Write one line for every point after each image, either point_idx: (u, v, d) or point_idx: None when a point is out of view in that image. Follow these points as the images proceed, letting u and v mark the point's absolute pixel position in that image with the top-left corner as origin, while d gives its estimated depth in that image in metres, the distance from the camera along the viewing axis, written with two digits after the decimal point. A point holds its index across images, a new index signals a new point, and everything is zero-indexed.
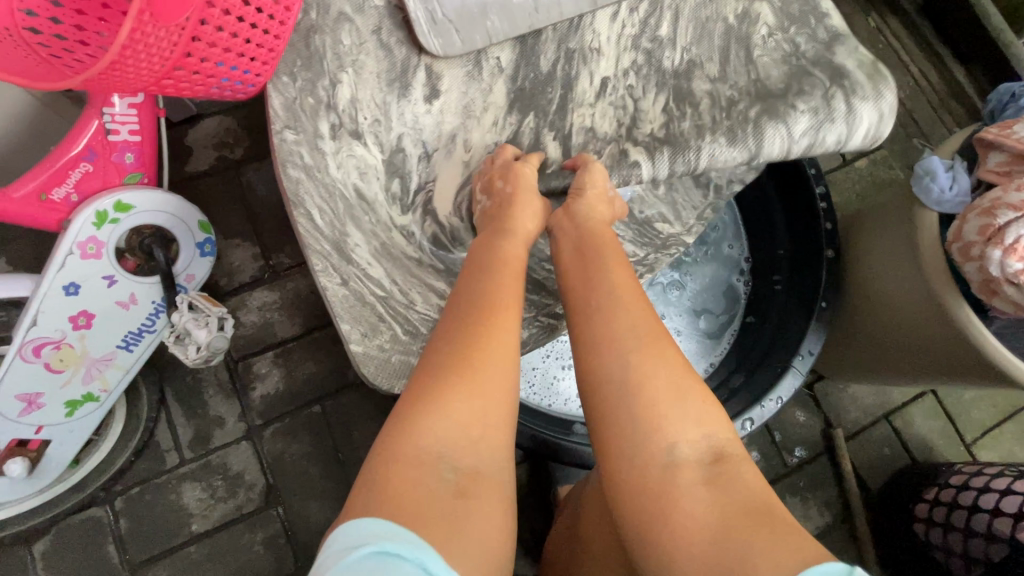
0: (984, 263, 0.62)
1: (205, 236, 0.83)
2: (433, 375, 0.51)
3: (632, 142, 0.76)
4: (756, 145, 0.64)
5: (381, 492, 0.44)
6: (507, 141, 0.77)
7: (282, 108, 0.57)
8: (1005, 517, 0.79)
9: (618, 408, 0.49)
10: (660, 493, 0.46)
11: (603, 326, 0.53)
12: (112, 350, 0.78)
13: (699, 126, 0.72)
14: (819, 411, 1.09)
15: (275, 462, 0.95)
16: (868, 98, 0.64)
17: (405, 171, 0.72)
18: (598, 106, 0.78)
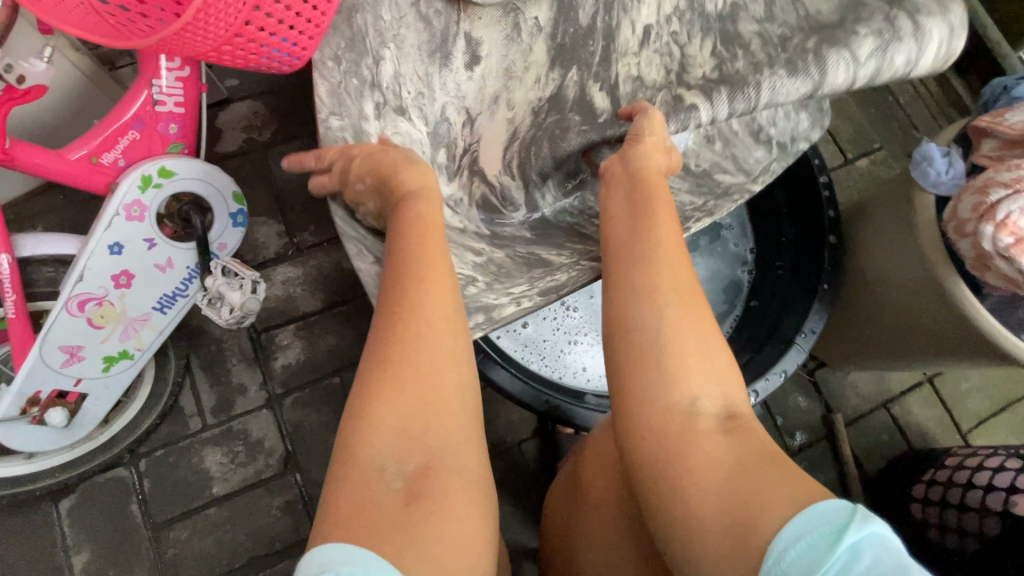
0: (978, 239, 0.66)
1: (238, 207, 0.87)
2: (362, 384, 0.49)
3: (683, 86, 0.76)
4: (820, 73, 0.61)
5: (335, 514, 0.43)
6: (550, 97, 0.80)
7: (328, 94, 0.60)
8: (997, 493, 0.82)
9: (647, 354, 0.51)
10: (678, 436, 0.48)
11: (644, 278, 0.54)
12: (148, 311, 0.82)
13: (755, 64, 0.70)
14: (820, 397, 1.12)
15: (294, 430, 0.99)
16: (935, 14, 0.63)
17: (450, 141, 0.76)
18: (642, 54, 0.80)
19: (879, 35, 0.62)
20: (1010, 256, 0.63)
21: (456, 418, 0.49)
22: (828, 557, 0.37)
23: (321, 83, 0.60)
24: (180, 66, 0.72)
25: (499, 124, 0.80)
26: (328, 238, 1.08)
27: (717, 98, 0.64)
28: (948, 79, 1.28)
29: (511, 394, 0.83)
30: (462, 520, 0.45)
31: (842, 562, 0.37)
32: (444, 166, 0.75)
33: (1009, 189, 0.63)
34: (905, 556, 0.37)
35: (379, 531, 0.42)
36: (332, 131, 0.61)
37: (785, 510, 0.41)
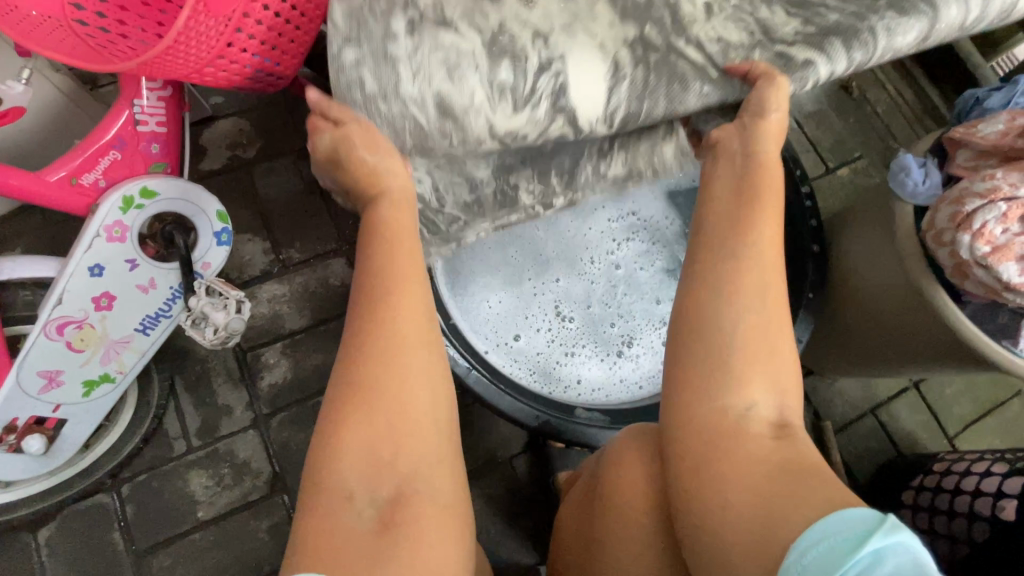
0: (956, 247, 0.67)
1: (222, 225, 0.85)
2: (337, 400, 0.46)
3: (773, 43, 0.60)
4: (933, 11, 0.62)
5: (305, 541, 0.42)
6: (634, 38, 0.57)
7: (344, 16, 0.51)
8: (985, 498, 0.83)
9: (717, 353, 0.47)
10: (725, 439, 0.46)
11: (731, 275, 0.49)
12: (130, 333, 0.81)
13: (854, 14, 0.61)
14: (808, 405, 1.13)
15: (281, 451, 0.97)
16: None
17: (519, 52, 0.54)
18: (714, 20, 0.60)
19: None
20: (988, 265, 0.64)
21: (435, 437, 0.47)
22: (844, 562, 0.35)
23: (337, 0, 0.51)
24: (162, 86, 0.73)
25: (585, 51, 0.56)
26: (315, 255, 1.08)
27: (834, 54, 0.61)
28: (925, 89, 1.31)
29: (499, 410, 0.83)
30: (438, 544, 0.44)
31: (862, 567, 0.35)
32: (511, 86, 0.54)
33: (984, 200, 0.64)
34: (930, 567, 0.34)
35: (350, 556, 0.41)
36: (345, 68, 0.51)
37: (813, 514, 0.40)
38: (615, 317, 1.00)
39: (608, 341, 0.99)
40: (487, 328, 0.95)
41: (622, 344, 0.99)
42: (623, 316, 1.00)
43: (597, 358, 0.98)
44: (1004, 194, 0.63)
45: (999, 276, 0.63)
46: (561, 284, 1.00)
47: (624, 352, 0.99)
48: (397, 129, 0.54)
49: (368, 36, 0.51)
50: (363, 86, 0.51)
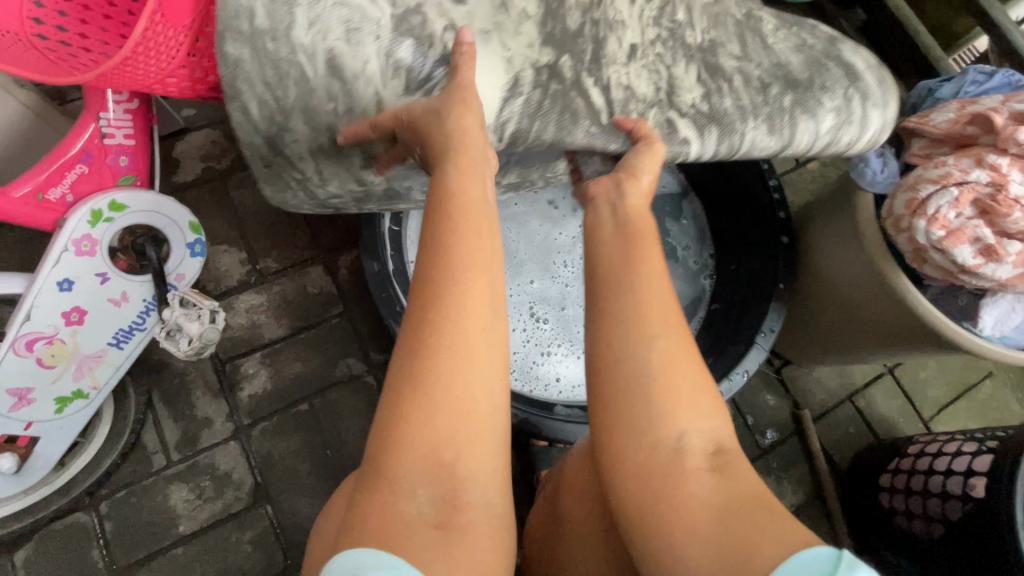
0: (913, 233, 0.69)
1: (195, 236, 0.86)
2: (403, 386, 0.45)
3: (676, 109, 0.70)
4: (789, 135, 0.73)
5: (362, 530, 0.42)
6: (547, 65, 0.67)
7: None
8: (956, 477, 0.85)
9: (636, 392, 0.46)
10: (663, 482, 0.45)
11: (634, 311, 0.48)
12: (103, 347, 0.80)
13: (741, 109, 0.71)
14: (788, 394, 1.15)
15: (263, 461, 0.96)
16: (879, 104, 0.75)
17: (422, 35, 0.62)
18: (632, 66, 0.70)
19: (839, 111, 0.74)
20: (944, 248, 0.66)
21: (496, 432, 0.46)
22: None
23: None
24: (128, 99, 0.73)
25: (492, 59, 0.65)
26: (292, 264, 1.07)
27: (705, 132, 0.70)
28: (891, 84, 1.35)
29: None
30: (490, 539, 0.44)
31: None
32: (408, 65, 0.62)
33: (938, 185, 0.66)
34: None
35: (411, 547, 0.41)
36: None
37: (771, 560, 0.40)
38: None
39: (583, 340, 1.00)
40: None
41: None
42: None
43: (574, 356, 0.99)
44: (955, 178, 0.65)
45: (955, 259, 0.65)
46: (536, 286, 1.01)
47: None
48: (281, 73, 0.58)
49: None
50: (252, 15, 0.56)
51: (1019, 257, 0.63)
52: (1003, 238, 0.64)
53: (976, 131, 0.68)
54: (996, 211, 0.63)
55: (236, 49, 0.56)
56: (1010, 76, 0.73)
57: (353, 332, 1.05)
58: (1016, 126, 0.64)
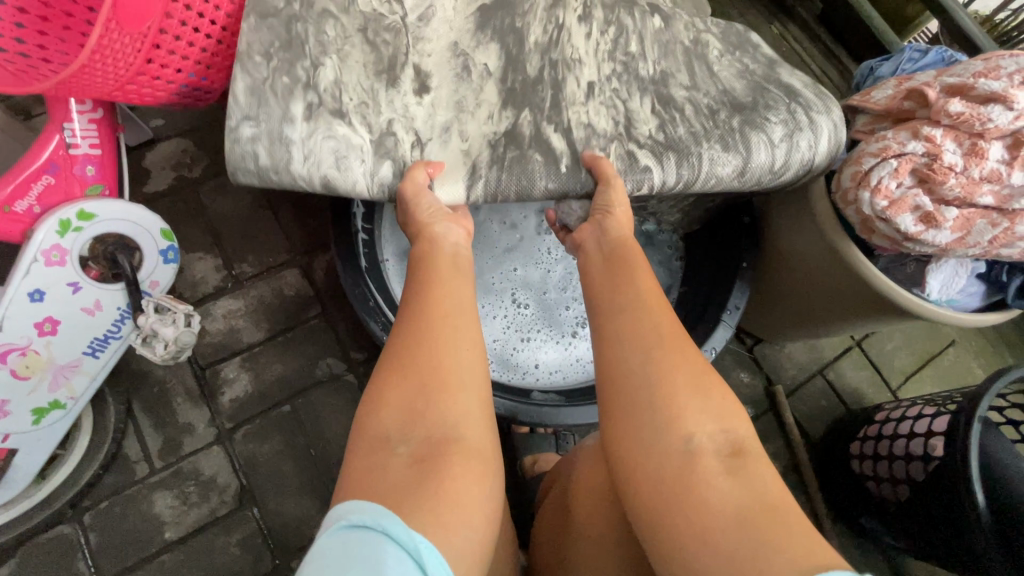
0: (859, 205, 0.72)
1: (167, 244, 0.87)
2: (385, 362, 0.53)
3: (634, 141, 0.73)
4: (746, 151, 0.73)
5: (349, 481, 0.47)
6: (505, 133, 0.70)
7: (246, 93, 0.65)
8: (917, 439, 0.90)
9: (641, 395, 0.52)
10: (678, 478, 0.49)
11: (629, 324, 0.56)
12: (79, 356, 0.81)
13: (695, 134, 0.73)
14: (761, 371, 1.18)
15: (247, 464, 0.97)
16: (822, 111, 0.76)
17: (401, 158, 0.68)
18: (590, 104, 0.74)
19: (787, 123, 0.75)
20: (888, 218, 0.69)
21: (462, 389, 0.52)
22: None
23: (242, 78, 0.65)
24: (92, 109, 0.74)
25: (452, 158, 0.69)
26: (267, 267, 1.08)
27: (663, 160, 0.72)
28: (846, 68, 1.42)
29: None
30: (469, 485, 0.48)
31: None
32: (389, 183, 0.67)
33: (878, 158, 0.70)
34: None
35: (388, 487, 0.46)
36: (242, 140, 0.64)
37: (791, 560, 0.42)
38: (569, 299, 1.03)
39: (563, 325, 1.02)
40: None
41: (577, 327, 1.02)
42: (578, 300, 1.03)
43: (553, 342, 1.01)
44: (894, 151, 0.69)
45: (898, 227, 0.69)
46: (518, 272, 1.02)
47: (579, 333, 1.02)
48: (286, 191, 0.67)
49: (266, 115, 0.65)
50: (257, 156, 0.65)
51: (956, 222, 0.67)
52: (941, 205, 0.67)
53: (912, 106, 0.71)
54: (933, 179, 0.66)
55: (247, 179, 0.66)
56: (944, 51, 0.77)
57: (332, 332, 1.06)
58: (947, 99, 0.67)
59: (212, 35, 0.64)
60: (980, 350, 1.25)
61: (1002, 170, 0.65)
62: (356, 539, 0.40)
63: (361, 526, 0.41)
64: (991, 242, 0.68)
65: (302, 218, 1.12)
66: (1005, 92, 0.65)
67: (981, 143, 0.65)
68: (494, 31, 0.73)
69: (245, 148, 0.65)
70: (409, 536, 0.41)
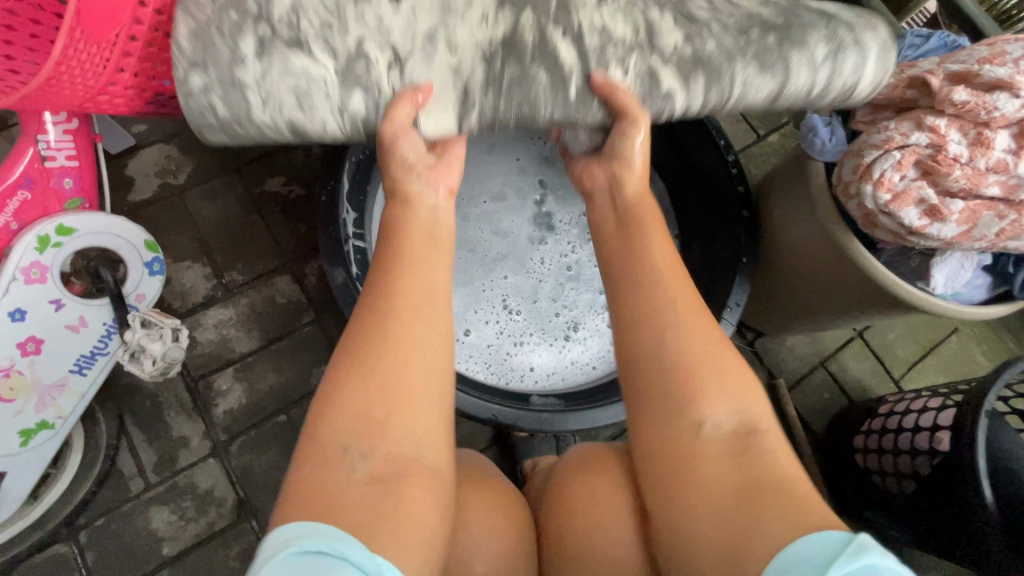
0: (861, 199, 0.70)
1: (152, 255, 0.84)
2: (341, 364, 0.51)
3: (659, 55, 0.63)
4: (784, 75, 0.64)
5: (298, 491, 0.45)
6: (503, 39, 0.63)
7: (189, 39, 0.57)
8: (922, 433, 0.89)
9: (660, 375, 0.53)
10: (689, 458, 0.51)
11: (650, 298, 0.56)
12: (65, 376, 0.79)
13: (726, 49, 0.64)
14: (762, 365, 1.17)
15: (244, 476, 0.96)
16: (869, 28, 0.65)
17: (372, 83, 0.60)
18: (604, 8, 0.64)
19: (832, 40, 0.65)
20: (891, 212, 0.67)
21: (424, 399, 0.51)
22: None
23: (184, 21, 0.57)
24: (67, 119, 0.71)
25: (440, 78, 0.62)
26: (258, 274, 1.06)
27: (691, 81, 0.64)
28: None
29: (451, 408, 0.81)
30: (422, 501, 0.48)
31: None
32: (365, 118, 0.61)
33: (881, 150, 0.67)
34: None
35: (338, 507, 0.44)
36: (195, 93, 0.58)
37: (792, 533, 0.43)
38: (560, 306, 1.01)
39: (557, 329, 1.00)
40: None
41: (569, 330, 1.00)
42: (570, 306, 1.01)
43: (547, 345, 0.99)
44: (897, 142, 0.66)
45: (902, 221, 0.67)
46: (509, 280, 1.00)
47: (572, 337, 1.00)
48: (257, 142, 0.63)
49: (212, 60, 0.58)
50: (213, 110, 0.59)
51: (962, 215, 0.65)
52: (946, 197, 0.65)
53: (914, 95, 0.69)
54: (937, 171, 0.64)
55: (215, 137, 0.62)
56: (946, 37, 0.75)
57: (326, 339, 1.05)
58: (951, 87, 0.65)
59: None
60: (984, 337, 1.24)
61: (1008, 160, 0.63)
62: (313, 565, 0.39)
63: (316, 552, 0.40)
64: (998, 235, 0.66)
65: (290, 225, 1.09)
66: (1011, 79, 0.63)
67: (987, 133, 0.63)
68: None
69: (199, 102, 0.59)
70: (367, 559, 0.41)
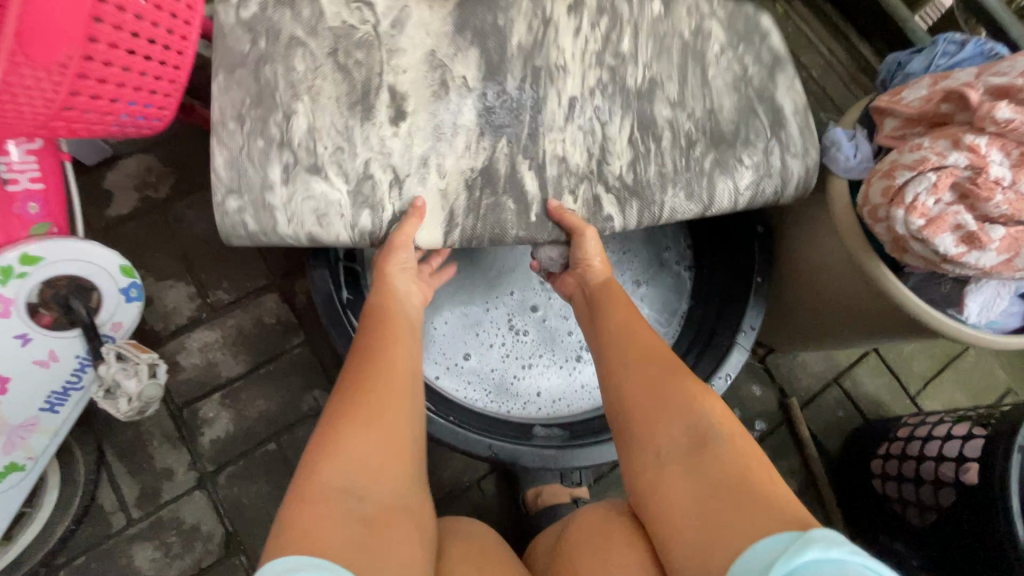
0: (891, 224, 0.64)
1: (129, 281, 0.78)
2: (337, 408, 0.56)
3: (604, 183, 0.75)
4: (709, 198, 0.76)
5: (290, 532, 0.46)
6: (482, 169, 0.71)
7: (226, 168, 0.65)
8: (947, 463, 0.83)
9: (624, 421, 0.63)
10: (658, 481, 0.57)
11: (608, 362, 0.68)
12: (34, 414, 0.74)
13: (663, 176, 0.76)
14: (774, 383, 1.12)
15: (233, 508, 0.91)
16: (797, 154, 0.78)
17: (377, 202, 0.68)
18: (567, 131, 0.74)
19: (759, 166, 0.78)
20: (924, 239, 0.62)
21: (410, 444, 0.58)
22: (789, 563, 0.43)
23: (219, 152, 0.65)
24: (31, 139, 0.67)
25: (430, 196, 0.69)
26: (246, 293, 1.00)
27: (626, 207, 0.75)
28: (857, 47, 1.38)
29: (450, 444, 0.76)
30: (408, 539, 0.51)
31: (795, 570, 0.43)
32: (370, 232, 0.68)
33: (914, 171, 0.62)
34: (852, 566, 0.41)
35: (331, 545, 0.45)
36: (230, 213, 0.65)
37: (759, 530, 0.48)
38: (571, 324, 0.96)
39: (565, 350, 0.95)
40: (434, 350, 0.91)
41: (581, 351, 0.95)
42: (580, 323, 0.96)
43: (556, 367, 0.94)
44: (932, 163, 0.61)
45: (936, 250, 0.62)
46: (515, 296, 0.95)
47: (582, 358, 0.95)
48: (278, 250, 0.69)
49: (247, 186, 0.65)
50: (245, 225, 0.66)
51: (1003, 243, 0.60)
52: (986, 223, 0.60)
53: (950, 109, 0.64)
54: (977, 196, 0.59)
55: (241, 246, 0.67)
56: (982, 44, 0.69)
57: (318, 361, 0.99)
58: (991, 102, 0.60)
59: (166, 62, 0.57)
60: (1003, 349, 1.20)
61: None
62: None
63: None
64: None
65: None
66: None
67: None
68: (474, 32, 0.72)
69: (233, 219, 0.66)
70: None
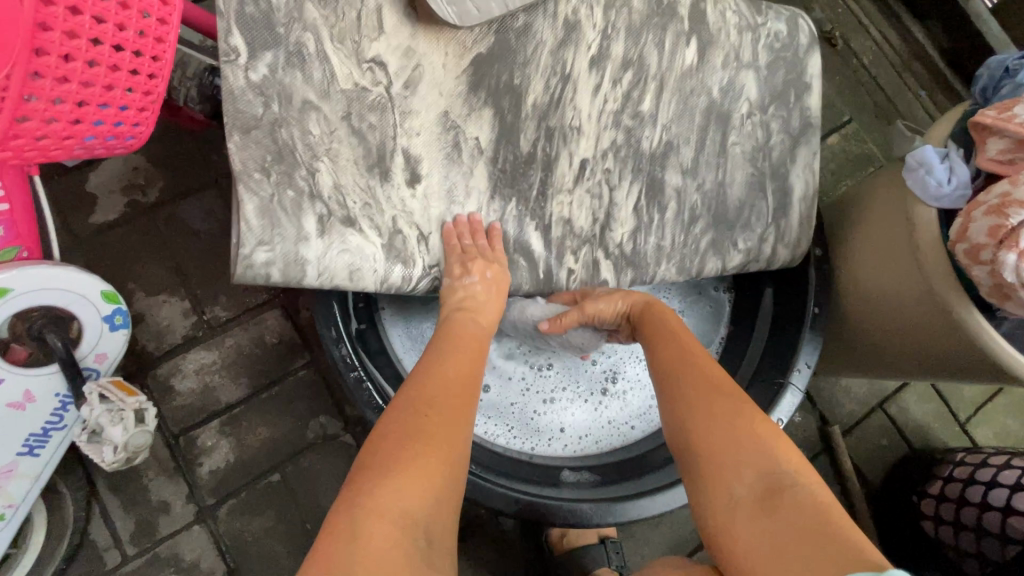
0: (996, 268, 0.55)
1: (113, 307, 0.70)
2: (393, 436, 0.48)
3: (604, 249, 0.73)
4: (696, 272, 0.76)
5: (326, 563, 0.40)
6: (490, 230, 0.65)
7: (258, 216, 0.52)
8: (1017, 517, 0.74)
9: (690, 456, 0.54)
10: (725, 526, 0.47)
11: (669, 386, 0.60)
12: (13, 460, 0.67)
13: (659, 249, 0.75)
14: (814, 409, 1.04)
15: (235, 544, 0.85)
16: (788, 246, 0.78)
17: (409, 256, 0.61)
18: (576, 192, 0.70)
19: (748, 253, 0.78)
20: None
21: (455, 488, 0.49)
22: None
23: (249, 199, 0.52)
24: None
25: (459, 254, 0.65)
26: (245, 309, 0.92)
27: (621, 275, 0.74)
28: (912, 32, 1.23)
29: (471, 497, 0.67)
30: None
31: None
32: (398, 287, 0.61)
33: None
34: None
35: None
36: (256, 267, 0.52)
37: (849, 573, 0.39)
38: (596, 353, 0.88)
39: (588, 381, 0.87)
40: None
41: (606, 382, 0.87)
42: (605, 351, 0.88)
43: (581, 401, 0.86)
44: None
45: None
46: None
47: (609, 390, 0.87)
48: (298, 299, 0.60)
49: (280, 237, 0.53)
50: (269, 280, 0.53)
51: None
52: None
53: None
54: None
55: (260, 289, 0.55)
56: None
57: (324, 384, 0.92)
58: None
59: (138, 72, 0.47)
60: None
61: None
62: None
63: None
64: None
65: None
66: None
67: None
68: (489, 92, 0.63)
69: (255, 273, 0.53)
70: None
